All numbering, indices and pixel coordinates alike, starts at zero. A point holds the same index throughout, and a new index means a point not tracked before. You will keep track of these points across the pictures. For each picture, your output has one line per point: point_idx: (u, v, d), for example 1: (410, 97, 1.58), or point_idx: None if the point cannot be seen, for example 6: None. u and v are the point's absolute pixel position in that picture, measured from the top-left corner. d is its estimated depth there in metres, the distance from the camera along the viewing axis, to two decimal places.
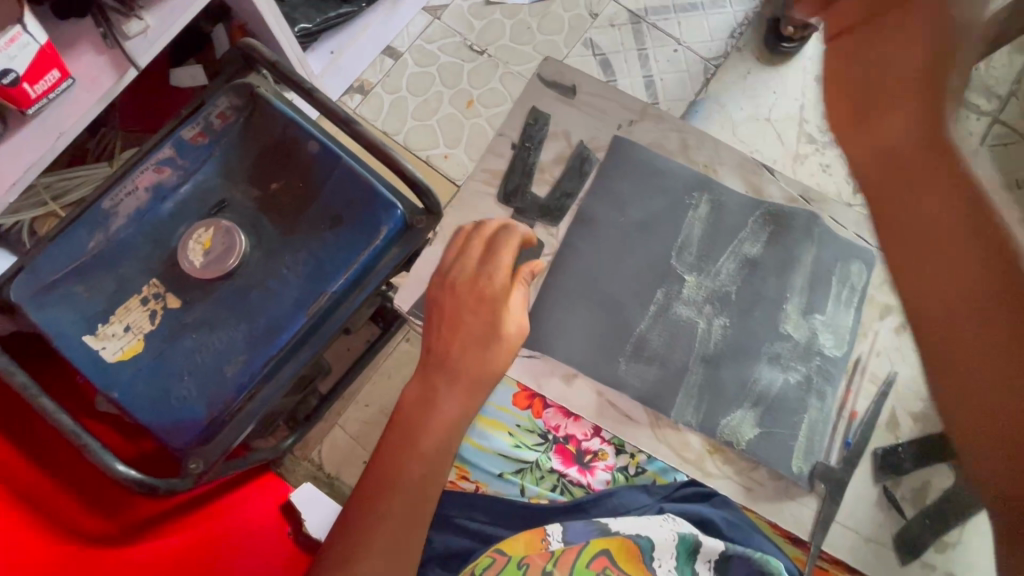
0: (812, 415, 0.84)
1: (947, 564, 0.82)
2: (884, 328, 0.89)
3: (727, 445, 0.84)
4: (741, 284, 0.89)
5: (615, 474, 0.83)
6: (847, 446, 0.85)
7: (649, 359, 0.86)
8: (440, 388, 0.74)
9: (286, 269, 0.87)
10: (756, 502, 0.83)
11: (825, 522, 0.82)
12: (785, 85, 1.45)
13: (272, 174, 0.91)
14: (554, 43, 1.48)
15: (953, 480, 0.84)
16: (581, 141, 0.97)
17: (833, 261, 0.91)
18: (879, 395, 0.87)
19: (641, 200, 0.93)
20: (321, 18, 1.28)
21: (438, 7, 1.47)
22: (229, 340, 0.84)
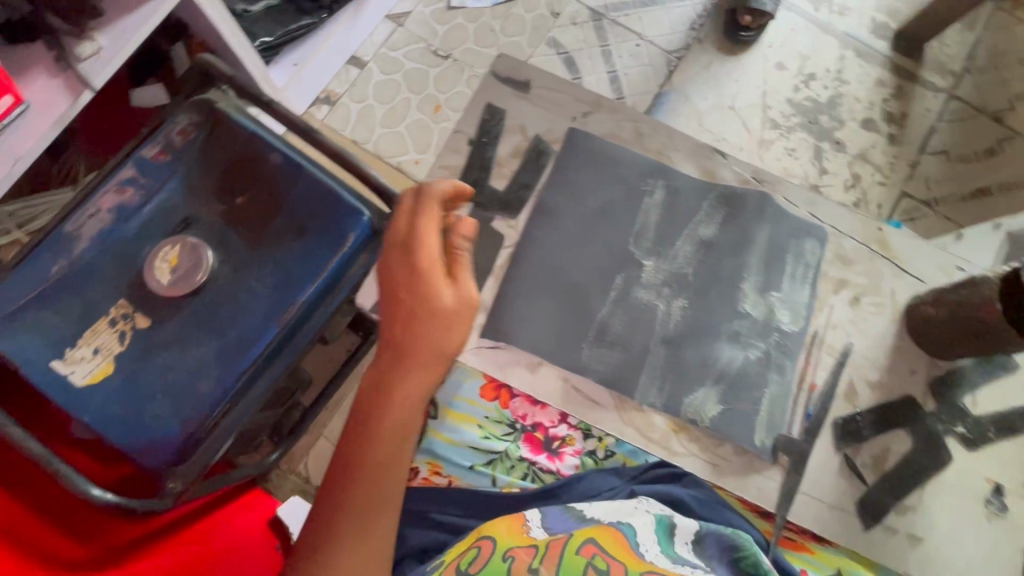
0: (774, 391, 1.11)
1: (906, 526, 1.09)
2: (839, 303, 1.19)
3: (694, 422, 1.10)
4: (695, 266, 1.17)
5: (585, 459, 1.03)
6: (808, 418, 1.12)
7: (612, 343, 1.13)
8: (398, 373, 0.70)
9: (253, 282, 0.87)
10: (724, 477, 1.09)
11: (790, 495, 1.09)
12: (746, 74, 1.48)
13: (236, 187, 0.91)
14: (518, 44, 1.49)
15: (908, 445, 1.12)
16: (535, 134, 1.28)
17: (787, 241, 1.20)
18: (837, 366, 1.15)
19: (597, 193, 1.22)
20: (281, 31, 1.27)
21: (401, 14, 1.48)
22: (200, 356, 0.84)
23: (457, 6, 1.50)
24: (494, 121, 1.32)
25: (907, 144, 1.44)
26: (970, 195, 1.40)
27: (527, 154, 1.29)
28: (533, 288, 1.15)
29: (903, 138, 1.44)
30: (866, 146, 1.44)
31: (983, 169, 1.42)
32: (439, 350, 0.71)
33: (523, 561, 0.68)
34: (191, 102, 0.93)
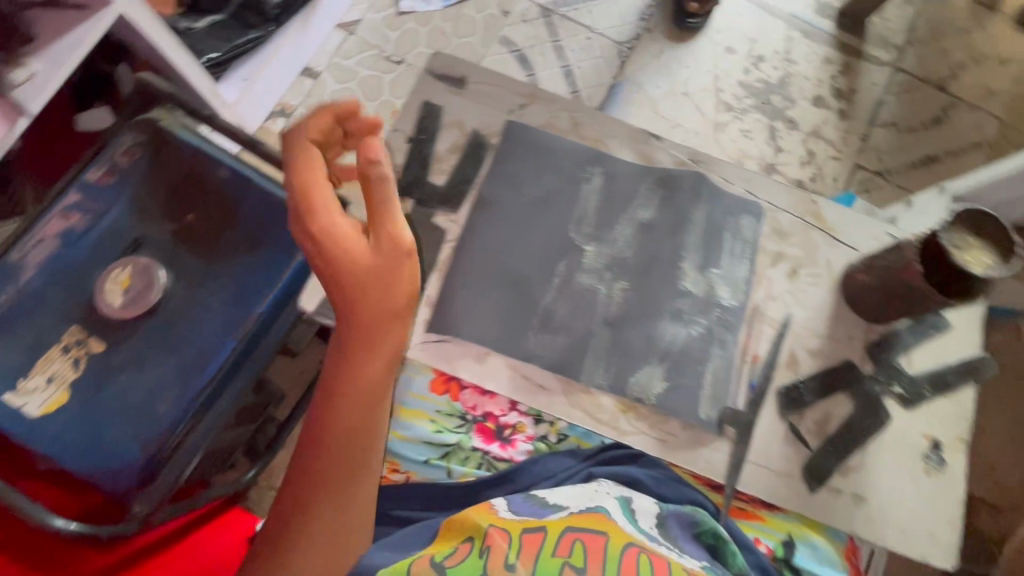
0: (714, 366, 0.77)
1: (854, 487, 0.74)
2: (778, 274, 0.82)
3: (637, 403, 0.75)
4: (639, 248, 0.81)
5: (538, 444, 0.78)
6: (753, 389, 0.77)
7: (557, 329, 0.77)
8: (356, 350, 0.62)
9: (206, 297, 0.87)
10: (673, 453, 0.74)
11: (737, 463, 0.74)
12: (696, 59, 1.50)
13: (186, 205, 0.90)
14: (471, 45, 1.50)
15: (853, 409, 0.77)
16: (475, 130, 0.85)
17: (723, 218, 0.84)
18: (778, 337, 0.79)
19: (535, 176, 0.83)
20: (229, 46, 1.24)
21: (351, 22, 1.48)
22: (160, 377, 0.83)
23: (406, 11, 1.50)
24: (429, 118, 0.83)
25: (856, 118, 1.47)
26: (920, 163, 1.44)
27: (466, 151, 0.83)
28: (477, 276, 0.78)
29: (852, 113, 1.47)
30: (817, 122, 1.47)
31: (931, 138, 1.45)
32: (392, 313, 0.62)
33: (500, 551, 0.62)
34: (133, 121, 0.91)
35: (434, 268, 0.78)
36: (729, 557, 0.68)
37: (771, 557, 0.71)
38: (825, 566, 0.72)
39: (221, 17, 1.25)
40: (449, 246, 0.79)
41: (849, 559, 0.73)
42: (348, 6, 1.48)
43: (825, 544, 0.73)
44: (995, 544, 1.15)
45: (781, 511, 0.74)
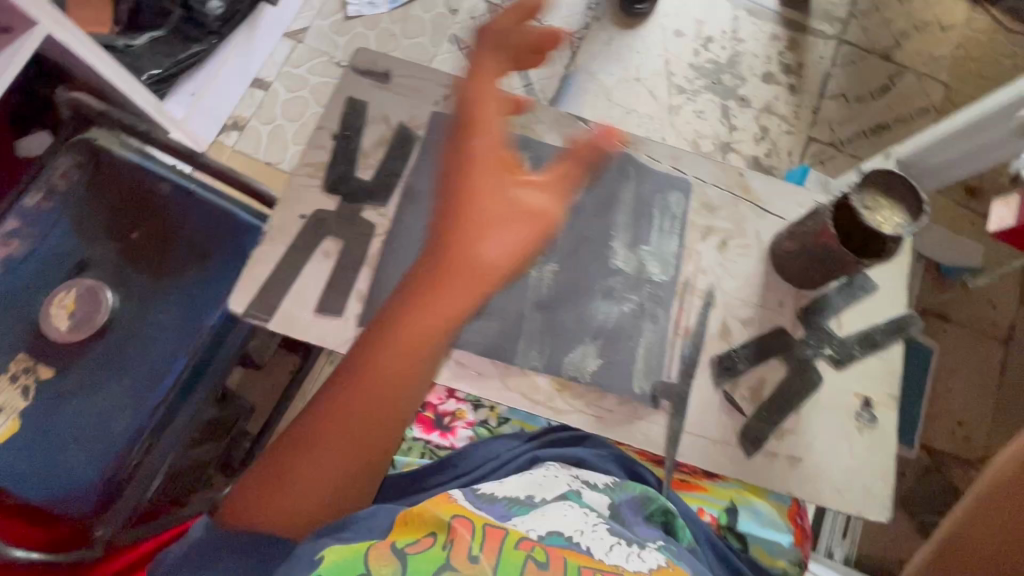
0: (647, 339, 0.60)
1: (790, 449, 0.58)
2: (709, 248, 0.64)
3: (573, 380, 0.59)
4: (568, 232, 0.63)
5: (478, 429, 0.67)
6: (685, 358, 0.60)
7: (488, 314, 0.60)
8: (452, 274, 0.53)
9: (160, 312, 0.86)
10: (609, 432, 0.58)
11: (675, 439, 0.58)
12: (647, 44, 1.50)
13: (130, 223, 0.89)
14: (421, 46, 1.49)
15: (789, 373, 0.60)
16: (401, 124, 0.65)
17: (654, 195, 0.65)
18: (708, 304, 0.62)
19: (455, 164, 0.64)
20: (172, 61, 1.22)
21: (299, 30, 1.46)
22: (112, 399, 0.82)
23: (354, 15, 1.48)
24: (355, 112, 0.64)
25: (805, 92, 1.48)
26: (871, 132, 1.46)
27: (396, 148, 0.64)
28: (409, 256, 0.60)
29: (802, 87, 1.49)
30: (768, 99, 1.47)
31: (880, 107, 1.48)
32: (479, 263, 0.53)
33: (464, 541, 0.47)
34: (72, 143, 0.90)
35: (365, 262, 0.59)
36: (676, 532, 0.57)
37: (715, 528, 0.61)
38: (771, 533, 0.62)
39: (160, 33, 1.22)
40: (383, 238, 0.60)
41: (793, 520, 0.64)
42: (295, 14, 1.47)
43: (766, 508, 0.63)
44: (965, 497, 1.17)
45: (720, 478, 0.65)
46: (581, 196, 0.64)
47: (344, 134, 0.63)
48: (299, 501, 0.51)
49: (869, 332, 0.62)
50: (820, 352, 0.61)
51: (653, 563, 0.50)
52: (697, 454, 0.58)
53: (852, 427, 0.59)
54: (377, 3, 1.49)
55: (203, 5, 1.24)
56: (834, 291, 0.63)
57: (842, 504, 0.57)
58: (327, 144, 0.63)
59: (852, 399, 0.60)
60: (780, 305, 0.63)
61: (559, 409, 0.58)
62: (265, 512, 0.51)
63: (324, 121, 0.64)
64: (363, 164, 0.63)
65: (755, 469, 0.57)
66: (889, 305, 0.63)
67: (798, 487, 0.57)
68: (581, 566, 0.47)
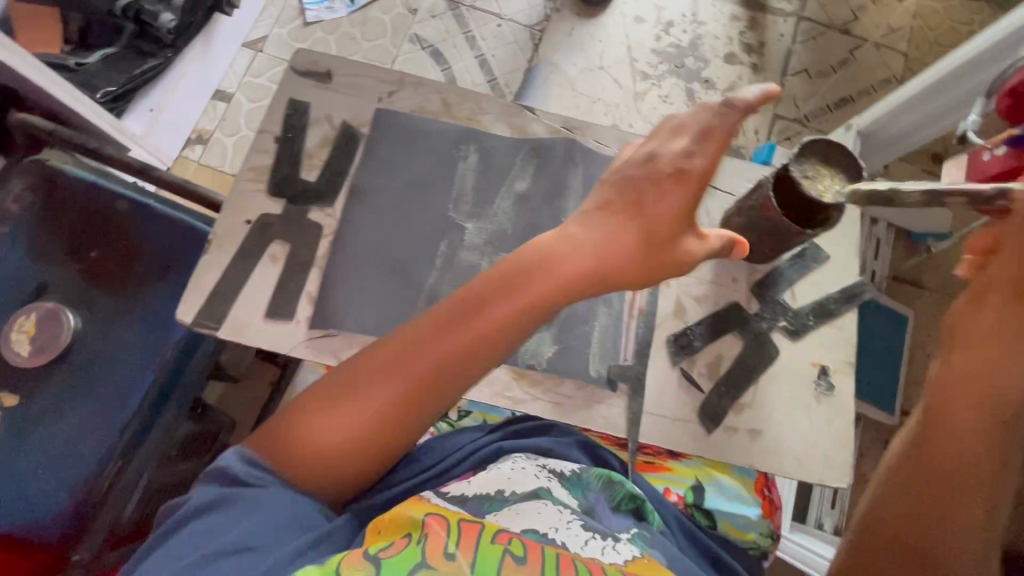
0: (602, 321, 0.61)
1: (748, 421, 0.60)
2: None
3: (529, 368, 0.59)
4: (520, 221, 0.64)
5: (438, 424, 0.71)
6: (639, 337, 0.62)
7: None
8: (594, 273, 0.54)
9: (122, 333, 0.84)
10: (569, 418, 0.59)
11: (635, 419, 0.59)
12: (608, 32, 1.46)
13: (88, 243, 0.86)
14: (382, 47, 1.43)
15: (744, 346, 0.62)
16: (344, 121, 0.66)
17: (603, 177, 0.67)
18: (660, 284, 0.64)
19: (403, 159, 0.65)
20: (126, 78, 1.19)
21: (258, 39, 1.42)
22: (80, 421, 0.80)
23: (313, 21, 1.44)
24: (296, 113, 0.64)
25: (769, 70, 1.48)
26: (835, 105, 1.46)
27: (340, 144, 0.64)
28: (357, 256, 0.61)
29: (765, 66, 1.48)
30: (731, 80, 1.46)
31: (841, 81, 1.48)
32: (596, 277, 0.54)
33: (440, 539, 0.46)
34: (23, 165, 0.87)
35: (315, 264, 0.60)
36: (647, 518, 0.57)
37: (682, 506, 0.63)
38: (738, 506, 0.64)
39: (113, 50, 1.20)
40: (330, 238, 0.62)
41: (760, 492, 0.66)
42: (252, 23, 1.42)
43: (733, 484, 0.66)
44: None
45: (684, 458, 0.68)
46: (530, 183, 0.66)
47: (288, 137, 0.64)
48: (343, 454, 0.51)
49: (822, 302, 0.64)
50: (777, 324, 0.63)
51: (627, 555, 0.48)
52: (658, 432, 0.59)
53: (810, 395, 0.61)
54: (335, 7, 1.45)
55: (155, 18, 1.19)
56: (784, 265, 0.65)
57: (804, 471, 0.59)
58: (270, 147, 0.64)
59: (808, 367, 0.62)
60: (734, 281, 0.64)
61: (519, 399, 0.59)
62: (312, 449, 0.50)
63: (266, 124, 0.64)
64: (308, 164, 0.64)
65: (716, 444, 0.59)
66: (841, 275, 0.65)
67: (759, 458, 0.59)
68: (560, 559, 0.44)
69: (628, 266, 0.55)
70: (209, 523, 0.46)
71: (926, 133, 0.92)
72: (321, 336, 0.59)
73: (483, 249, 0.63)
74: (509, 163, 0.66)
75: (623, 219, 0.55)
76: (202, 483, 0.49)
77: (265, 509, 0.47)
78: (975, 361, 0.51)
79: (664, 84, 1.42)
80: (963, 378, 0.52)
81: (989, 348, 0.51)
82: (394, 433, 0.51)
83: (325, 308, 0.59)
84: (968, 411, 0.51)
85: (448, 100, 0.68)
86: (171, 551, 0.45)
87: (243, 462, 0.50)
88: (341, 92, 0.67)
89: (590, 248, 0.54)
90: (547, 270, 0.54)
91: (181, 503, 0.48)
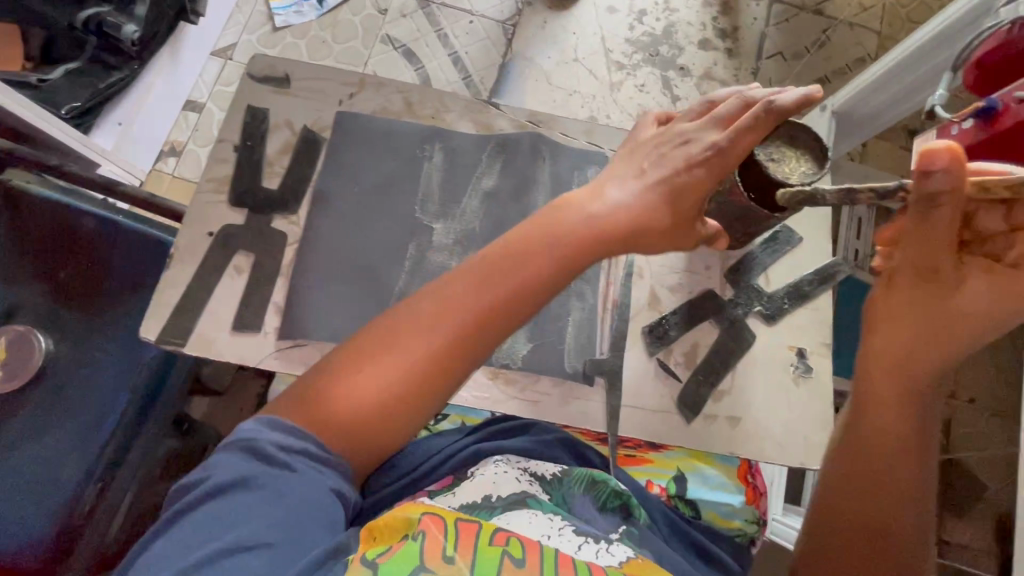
0: (577, 316, 0.64)
1: (728, 408, 0.62)
2: None
3: (505, 368, 0.62)
4: (487, 219, 0.67)
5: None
6: (612, 328, 0.64)
7: None
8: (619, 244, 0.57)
9: (97, 352, 0.83)
10: (546, 416, 0.61)
11: (615, 414, 0.61)
12: (581, 23, 1.35)
13: (56, 262, 0.84)
14: (353, 49, 1.38)
15: (721, 333, 0.65)
16: (304, 125, 0.69)
17: (568, 173, 0.70)
18: (630, 277, 0.67)
19: (368, 161, 0.68)
20: (90, 93, 1.16)
21: (228, 46, 1.36)
22: (59, 443, 0.79)
23: (281, 26, 1.38)
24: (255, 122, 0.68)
25: (743, 55, 1.37)
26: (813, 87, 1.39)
27: (300, 150, 0.68)
28: (326, 262, 0.64)
29: (739, 51, 1.37)
30: (707, 66, 1.35)
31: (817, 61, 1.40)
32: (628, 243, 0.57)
33: (437, 541, 0.44)
34: None
35: (280, 274, 0.63)
36: (634, 514, 0.56)
37: (665, 498, 0.65)
38: (720, 495, 0.66)
39: (76, 64, 1.16)
40: (295, 246, 0.65)
41: (745, 479, 0.69)
42: (220, 30, 1.36)
43: (715, 472, 0.68)
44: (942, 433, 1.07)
45: (664, 449, 0.70)
46: (496, 179, 0.69)
47: (247, 145, 0.68)
48: (375, 412, 0.50)
49: (795, 284, 0.67)
50: (751, 309, 0.66)
51: (621, 556, 0.48)
52: (637, 424, 0.61)
53: (788, 378, 0.64)
54: (303, 11, 1.39)
55: (118, 29, 1.15)
56: (757, 249, 0.68)
57: (785, 454, 0.61)
58: (230, 156, 0.67)
59: (786, 350, 0.65)
60: (707, 269, 0.68)
61: (498, 398, 0.61)
62: (334, 417, 0.50)
63: (225, 134, 0.68)
64: (269, 172, 0.67)
65: (695, 433, 0.61)
66: (809, 259, 0.68)
67: (739, 445, 0.61)
68: (558, 556, 0.45)
69: (659, 233, 0.57)
70: (232, 504, 0.46)
71: (897, 112, 0.91)
72: (290, 347, 0.61)
73: (451, 248, 0.66)
74: (475, 159, 0.70)
75: (657, 186, 0.57)
76: (226, 453, 0.49)
77: (288, 499, 0.47)
78: (888, 347, 0.50)
79: (640, 73, 1.31)
80: (879, 364, 0.51)
81: (901, 331, 0.50)
82: (424, 393, 0.51)
83: (292, 317, 0.61)
84: (885, 393, 0.51)
85: (410, 99, 0.72)
86: (192, 525, 0.45)
87: (270, 437, 0.49)
88: (299, 96, 0.71)
89: (623, 212, 0.56)
90: (582, 234, 0.56)
91: (204, 474, 0.47)
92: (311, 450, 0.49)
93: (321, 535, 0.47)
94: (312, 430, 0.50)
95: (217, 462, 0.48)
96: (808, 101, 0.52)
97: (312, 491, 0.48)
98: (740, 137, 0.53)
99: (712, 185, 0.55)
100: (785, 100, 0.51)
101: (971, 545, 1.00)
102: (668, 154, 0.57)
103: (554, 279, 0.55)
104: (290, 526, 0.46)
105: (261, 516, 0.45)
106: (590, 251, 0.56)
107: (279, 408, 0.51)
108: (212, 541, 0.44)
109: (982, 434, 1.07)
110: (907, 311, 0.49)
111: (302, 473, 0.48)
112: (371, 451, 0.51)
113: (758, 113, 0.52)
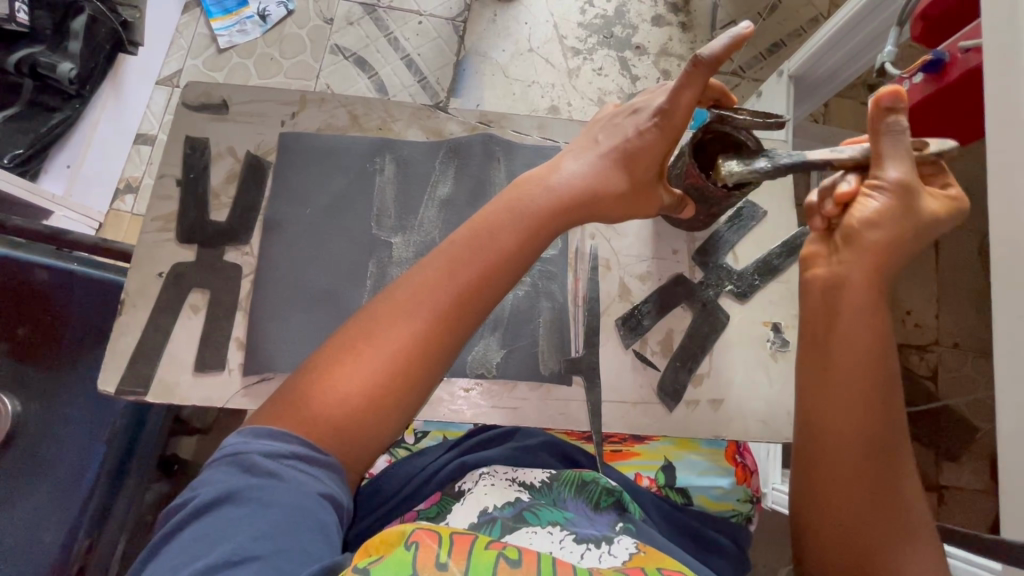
0: (547, 314, 0.67)
1: (710, 390, 0.65)
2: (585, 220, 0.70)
3: (482, 379, 0.64)
4: (448, 229, 0.69)
5: (396, 451, 0.71)
6: (584, 324, 0.67)
7: None
8: (592, 212, 0.56)
9: (66, 408, 0.78)
10: (528, 421, 0.64)
11: (596, 407, 0.64)
12: (533, 10, 1.31)
13: (9, 319, 0.78)
14: (304, 64, 1.28)
15: (693, 317, 0.68)
16: (247, 152, 0.71)
17: (520, 171, 0.71)
18: (598, 271, 0.69)
19: (318, 183, 0.70)
20: (35, 137, 1.07)
21: (172, 75, 1.28)
22: (35, 506, 0.74)
23: (226, 48, 1.28)
24: (195, 155, 0.70)
25: (697, 28, 1.30)
26: (768, 52, 1.27)
27: (245, 176, 0.70)
28: (288, 295, 0.65)
29: (694, 24, 1.31)
30: (662, 43, 1.29)
31: (770, 27, 1.28)
32: (591, 207, 0.56)
33: (431, 548, 0.39)
34: None
35: (239, 307, 0.65)
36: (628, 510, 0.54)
37: (655, 488, 0.67)
38: (709, 479, 0.69)
39: (12, 111, 1.06)
40: (250, 279, 0.66)
41: (733, 459, 0.71)
42: (163, 59, 1.28)
43: (702, 458, 0.70)
44: (926, 381, 1.07)
45: (650, 441, 0.72)
46: (451, 186, 0.70)
47: (191, 177, 0.69)
48: (365, 403, 0.47)
49: (763, 260, 0.69)
50: (723, 289, 0.69)
51: (624, 555, 0.46)
52: (619, 416, 0.64)
53: (766, 354, 0.67)
54: (247, 28, 1.29)
55: (52, 70, 1.06)
56: (721, 228, 0.70)
57: (768, 431, 0.65)
58: (174, 192, 0.69)
59: (761, 327, 0.68)
60: (675, 253, 0.70)
61: (479, 408, 0.63)
62: (323, 415, 0.46)
63: (168, 169, 0.69)
64: (215, 205, 0.69)
65: (679, 420, 0.65)
66: (774, 231, 0.71)
67: (725, 424, 0.65)
68: (555, 558, 0.41)
69: (616, 198, 0.56)
70: (217, 521, 0.41)
71: (852, 70, 0.84)
72: (258, 382, 0.63)
73: (413, 260, 0.67)
74: (428, 168, 0.71)
75: (611, 155, 0.56)
76: (213, 470, 0.45)
77: (274, 509, 0.42)
78: (856, 259, 0.49)
79: (596, 57, 1.27)
80: (853, 280, 0.49)
81: (872, 244, 0.48)
82: (420, 372, 0.48)
83: (255, 353, 0.63)
84: (868, 322, 0.49)
85: (355, 112, 0.73)
86: (178, 547, 0.41)
87: (256, 445, 0.45)
88: (239, 120, 0.72)
89: (576, 183, 0.55)
90: (549, 207, 0.54)
91: (191, 494, 0.44)
92: (298, 452, 0.45)
93: (315, 544, 0.42)
94: (297, 430, 0.46)
95: (203, 480, 0.44)
96: (739, 40, 0.48)
97: (301, 499, 0.43)
98: (678, 95, 0.52)
99: (664, 152, 0.55)
100: (715, 47, 0.48)
101: (969, 486, 1.03)
102: (616, 129, 0.57)
103: (521, 253, 0.53)
104: (278, 537, 0.41)
105: (249, 528, 0.41)
106: (553, 224, 0.54)
107: (263, 416, 0.48)
108: (197, 561, 0.39)
109: (968, 378, 1.07)
110: (877, 221, 0.48)
111: (289, 481, 0.44)
112: (368, 446, 0.47)
113: (687, 69, 0.51)
